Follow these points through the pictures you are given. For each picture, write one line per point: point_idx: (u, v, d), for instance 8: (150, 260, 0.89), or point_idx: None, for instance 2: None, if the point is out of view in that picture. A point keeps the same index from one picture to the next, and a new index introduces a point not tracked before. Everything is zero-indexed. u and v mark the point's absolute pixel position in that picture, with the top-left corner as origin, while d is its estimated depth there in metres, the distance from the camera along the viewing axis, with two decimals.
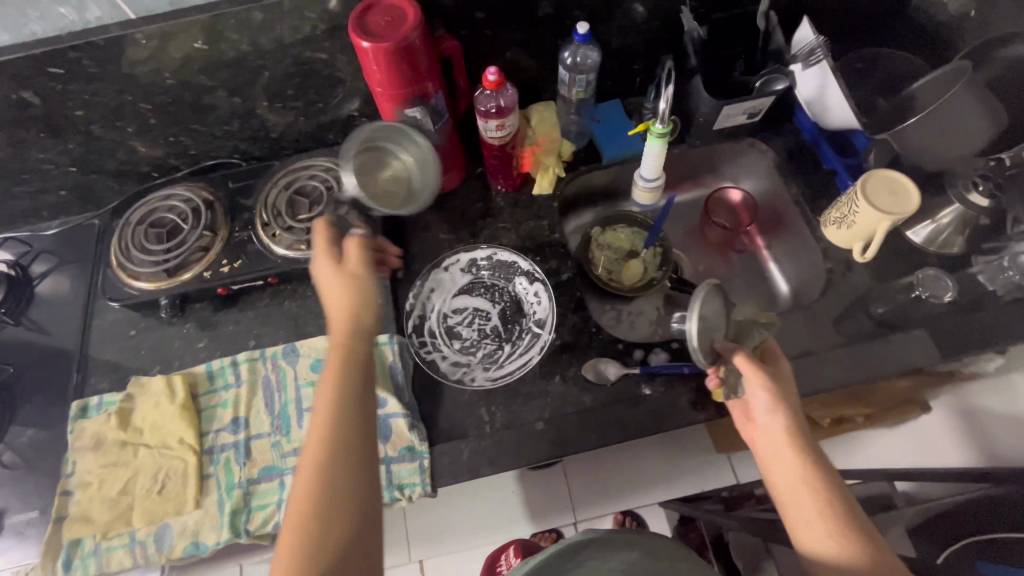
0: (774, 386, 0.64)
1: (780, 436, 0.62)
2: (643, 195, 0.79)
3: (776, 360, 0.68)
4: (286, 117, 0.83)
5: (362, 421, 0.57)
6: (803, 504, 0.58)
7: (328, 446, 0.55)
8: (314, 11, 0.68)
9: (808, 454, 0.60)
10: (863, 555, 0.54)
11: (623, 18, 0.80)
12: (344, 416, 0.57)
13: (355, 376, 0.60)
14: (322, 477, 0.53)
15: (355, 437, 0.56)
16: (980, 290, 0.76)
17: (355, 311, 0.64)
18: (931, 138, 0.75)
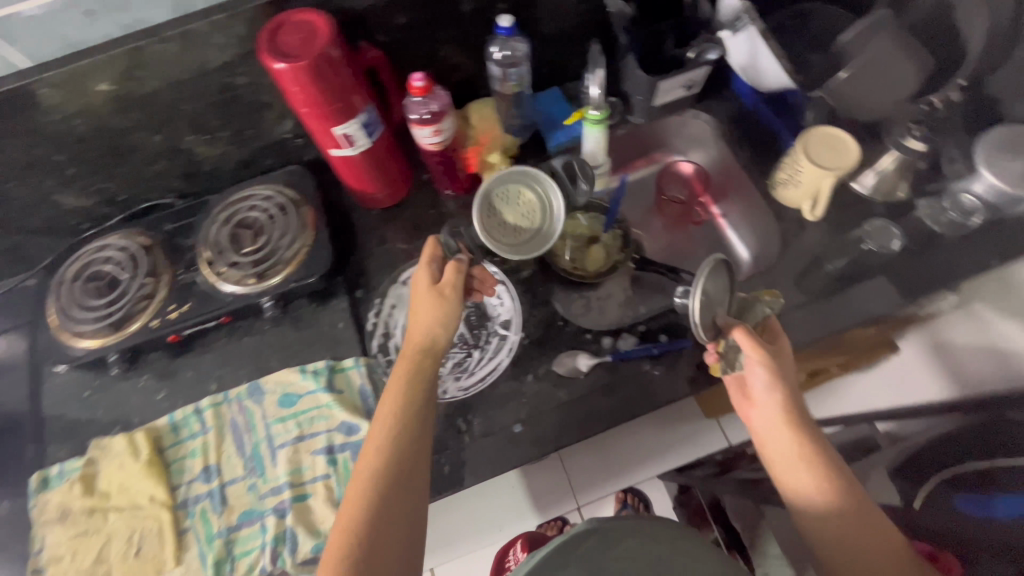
0: (774, 363, 0.65)
1: (777, 413, 0.64)
2: (591, 181, 0.80)
3: (774, 332, 0.69)
4: (216, 148, 0.79)
5: (419, 443, 0.61)
6: (799, 474, 0.61)
7: (388, 465, 0.58)
8: (223, 36, 0.65)
9: (801, 428, 0.63)
10: (859, 518, 0.59)
11: (549, 5, 0.78)
12: (404, 436, 0.60)
13: (418, 397, 0.63)
14: (379, 492, 0.57)
15: (412, 456, 0.60)
16: (930, 233, 0.78)
17: (432, 329, 0.64)
18: (860, 89, 0.77)
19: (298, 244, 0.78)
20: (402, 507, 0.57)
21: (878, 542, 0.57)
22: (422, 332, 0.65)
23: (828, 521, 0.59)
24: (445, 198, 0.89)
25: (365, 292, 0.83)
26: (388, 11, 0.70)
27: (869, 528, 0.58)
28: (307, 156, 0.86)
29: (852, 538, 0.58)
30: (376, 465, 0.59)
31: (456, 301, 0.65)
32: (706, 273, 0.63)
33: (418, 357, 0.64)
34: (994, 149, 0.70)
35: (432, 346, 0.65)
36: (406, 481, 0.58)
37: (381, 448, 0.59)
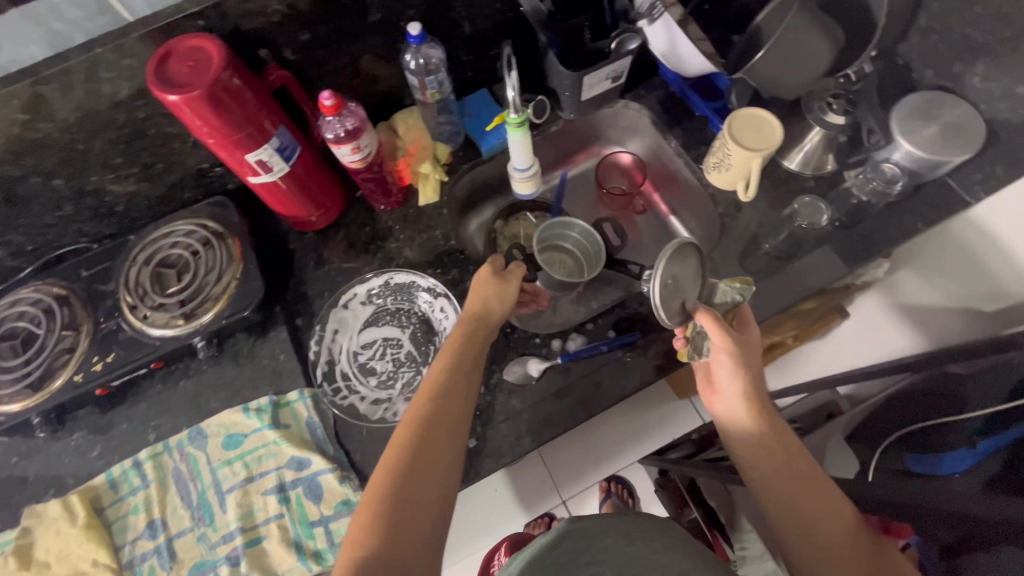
0: (739, 350, 0.64)
1: (741, 399, 0.63)
2: (523, 184, 0.78)
3: (745, 317, 0.68)
4: (126, 186, 0.75)
5: (465, 404, 0.59)
6: (760, 459, 0.62)
7: (438, 414, 0.56)
8: (109, 70, 0.60)
9: (764, 415, 0.63)
10: (822, 504, 0.58)
11: (461, 8, 0.76)
12: (454, 392, 0.58)
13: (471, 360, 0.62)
14: (423, 441, 0.54)
15: (458, 412, 0.57)
16: (858, 204, 0.79)
17: (487, 306, 0.67)
18: (779, 68, 0.75)
19: (226, 279, 0.74)
20: (442, 463, 0.53)
21: (840, 529, 0.57)
22: (482, 304, 0.67)
23: (792, 509, 0.59)
24: (380, 213, 0.86)
25: (306, 320, 0.80)
26: (290, 28, 0.67)
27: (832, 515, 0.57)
28: (230, 184, 0.82)
29: (814, 524, 0.57)
30: (426, 412, 0.56)
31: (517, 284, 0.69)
32: (668, 258, 0.61)
33: (474, 325, 0.65)
34: (909, 116, 0.72)
35: (486, 318, 0.66)
36: (450, 438, 0.55)
37: (430, 398, 0.57)
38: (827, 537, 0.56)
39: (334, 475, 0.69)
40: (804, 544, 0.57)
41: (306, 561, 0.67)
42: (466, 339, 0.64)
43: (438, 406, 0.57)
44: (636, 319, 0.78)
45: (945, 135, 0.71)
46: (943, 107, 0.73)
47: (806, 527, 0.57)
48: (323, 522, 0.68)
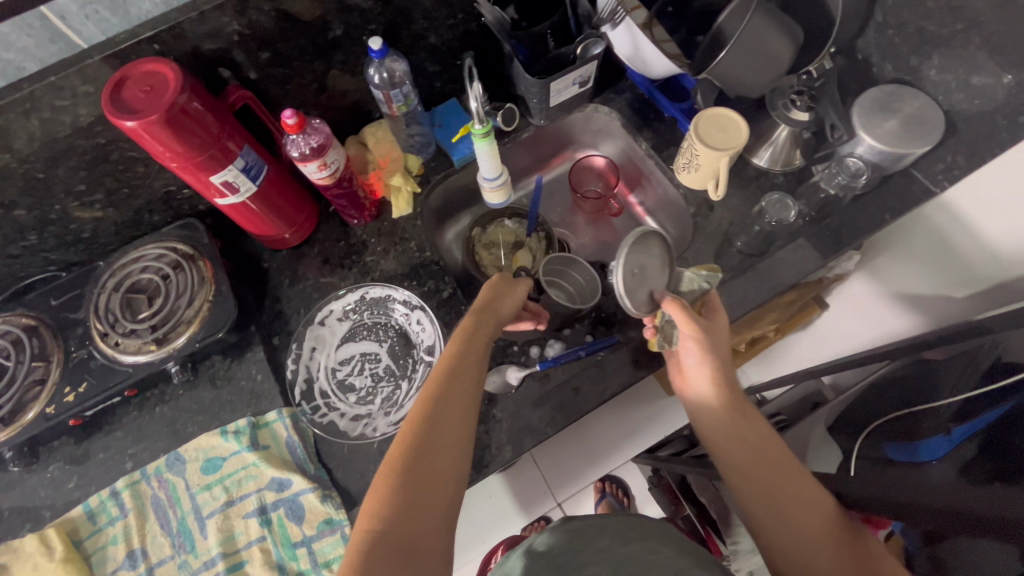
0: (706, 336, 0.66)
1: (712, 386, 0.64)
2: (494, 194, 0.78)
3: (714, 306, 0.71)
4: (93, 212, 0.74)
5: (477, 389, 0.58)
6: (731, 443, 0.62)
7: (451, 396, 0.55)
8: (64, 98, 0.60)
9: (734, 402, 0.64)
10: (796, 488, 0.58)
11: (424, 19, 0.76)
12: (467, 377, 0.58)
13: (482, 347, 0.62)
14: (435, 421, 0.53)
15: (471, 397, 0.57)
16: (826, 198, 0.80)
17: (495, 297, 0.68)
18: (743, 67, 0.75)
19: (198, 301, 0.74)
20: (455, 446, 0.53)
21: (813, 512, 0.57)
22: (492, 298, 0.67)
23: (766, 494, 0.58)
24: (354, 228, 0.85)
25: (282, 338, 0.80)
26: (250, 47, 0.67)
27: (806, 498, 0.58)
28: (200, 205, 0.82)
29: (788, 508, 0.57)
30: (438, 393, 0.55)
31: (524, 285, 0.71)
32: (629, 247, 0.66)
33: (484, 314, 0.65)
34: (869, 111, 0.73)
35: (497, 311, 0.66)
36: (463, 421, 0.55)
37: (442, 381, 0.57)
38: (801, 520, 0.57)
39: (316, 494, 0.68)
40: (779, 528, 0.57)
41: None
42: (477, 327, 0.63)
43: (454, 385, 0.56)
44: (612, 322, 0.78)
45: (905, 127, 0.72)
46: (901, 100, 0.74)
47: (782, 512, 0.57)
48: (306, 542, 0.67)
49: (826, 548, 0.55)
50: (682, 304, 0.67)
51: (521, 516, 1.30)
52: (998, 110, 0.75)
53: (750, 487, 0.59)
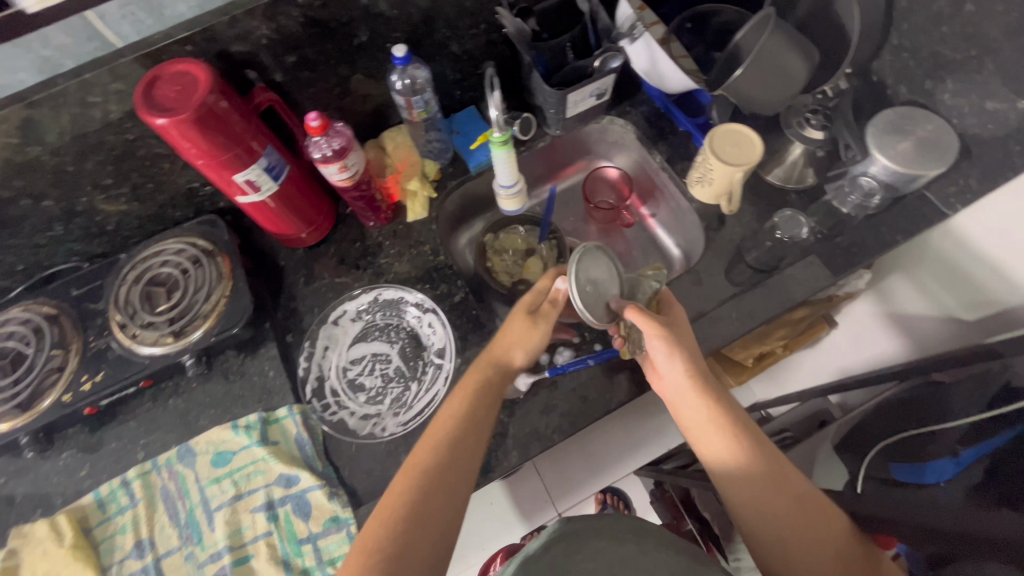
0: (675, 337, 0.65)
1: (689, 384, 0.64)
2: (509, 202, 0.80)
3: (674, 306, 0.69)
4: (117, 206, 0.76)
5: (479, 443, 0.61)
6: (710, 435, 0.62)
7: (451, 453, 0.59)
8: (96, 95, 0.61)
9: (713, 397, 0.63)
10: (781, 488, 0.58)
11: (447, 28, 0.78)
12: (468, 432, 0.61)
13: (488, 403, 0.64)
14: (434, 469, 0.57)
15: (471, 452, 0.60)
16: (838, 216, 0.80)
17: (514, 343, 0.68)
18: (760, 85, 0.76)
19: (215, 297, 0.75)
20: (450, 500, 0.56)
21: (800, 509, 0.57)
22: (502, 349, 0.67)
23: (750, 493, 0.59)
24: (369, 230, 0.87)
25: (296, 336, 0.81)
26: (278, 51, 0.69)
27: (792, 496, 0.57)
28: (220, 203, 0.84)
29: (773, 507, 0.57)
30: (439, 451, 0.59)
31: (544, 329, 0.68)
32: (577, 261, 0.66)
33: (491, 369, 0.66)
34: (884, 131, 0.73)
35: (505, 365, 0.67)
36: (461, 475, 0.58)
37: (445, 437, 0.60)
38: (787, 519, 0.56)
39: (323, 491, 0.69)
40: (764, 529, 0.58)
41: None
42: (483, 383, 0.65)
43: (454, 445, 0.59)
44: None
45: (920, 149, 0.72)
46: (916, 122, 0.74)
47: (767, 512, 0.57)
48: (311, 539, 0.68)
49: (813, 545, 0.55)
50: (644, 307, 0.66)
51: (522, 524, 1.30)
52: (1011, 136, 0.73)
53: (736, 488, 0.60)
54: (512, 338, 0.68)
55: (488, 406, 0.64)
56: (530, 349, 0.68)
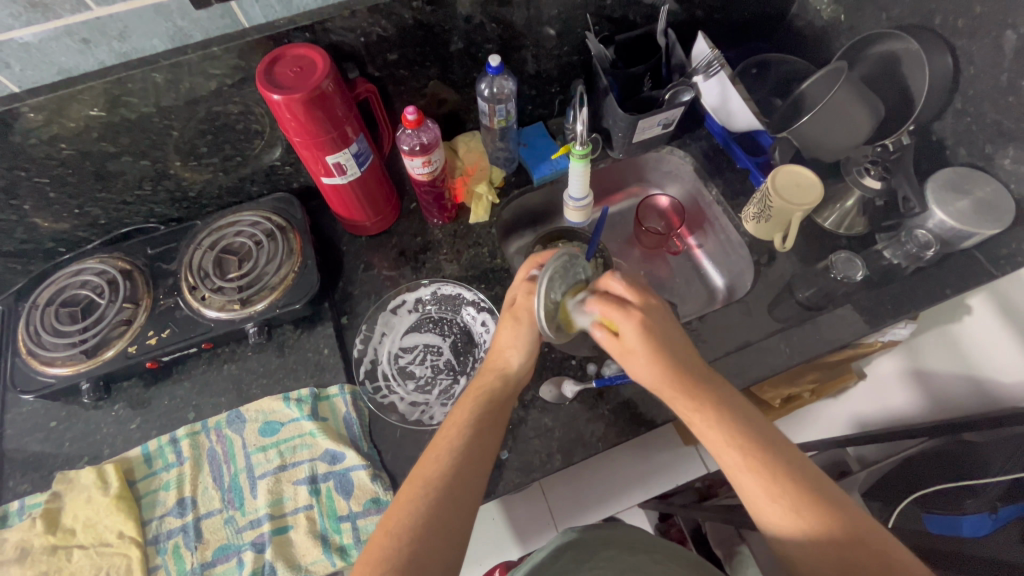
0: (638, 321, 0.58)
1: (659, 376, 0.58)
2: (575, 213, 0.87)
3: (624, 285, 0.62)
4: (203, 174, 0.80)
5: (488, 454, 0.58)
6: (705, 430, 0.55)
7: (460, 463, 0.56)
8: (217, 68, 0.66)
9: (703, 385, 0.57)
10: (778, 485, 0.51)
11: (535, 46, 0.83)
12: (478, 443, 0.58)
13: (495, 412, 0.62)
14: (445, 478, 0.55)
15: (480, 461, 0.57)
16: (889, 263, 0.82)
17: (524, 347, 0.65)
18: (824, 131, 0.81)
19: (284, 270, 0.78)
20: (459, 513, 0.53)
21: (805, 512, 0.50)
22: (499, 354, 0.66)
23: (746, 493, 0.53)
24: (432, 227, 0.90)
25: (351, 318, 0.83)
26: (382, 48, 0.74)
27: (792, 496, 0.51)
28: (295, 183, 0.87)
29: (771, 508, 0.51)
30: (447, 462, 0.56)
31: (530, 321, 0.65)
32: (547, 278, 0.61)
33: (494, 378, 0.65)
34: (943, 188, 0.77)
35: (506, 371, 0.66)
36: (469, 487, 0.55)
37: (453, 448, 0.57)
38: (783, 522, 0.50)
39: (367, 472, 0.70)
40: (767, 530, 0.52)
41: (331, 556, 0.67)
42: (489, 390, 0.63)
43: (462, 452, 0.57)
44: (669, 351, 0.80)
45: (978, 209, 0.75)
46: (974, 184, 0.78)
47: (763, 512, 0.52)
48: (351, 517, 0.68)
49: (820, 547, 0.48)
50: (600, 303, 0.60)
51: (518, 546, 1.23)
52: None
53: (747, 485, 0.52)
54: (505, 341, 0.66)
55: (495, 415, 0.62)
56: (525, 349, 0.66)
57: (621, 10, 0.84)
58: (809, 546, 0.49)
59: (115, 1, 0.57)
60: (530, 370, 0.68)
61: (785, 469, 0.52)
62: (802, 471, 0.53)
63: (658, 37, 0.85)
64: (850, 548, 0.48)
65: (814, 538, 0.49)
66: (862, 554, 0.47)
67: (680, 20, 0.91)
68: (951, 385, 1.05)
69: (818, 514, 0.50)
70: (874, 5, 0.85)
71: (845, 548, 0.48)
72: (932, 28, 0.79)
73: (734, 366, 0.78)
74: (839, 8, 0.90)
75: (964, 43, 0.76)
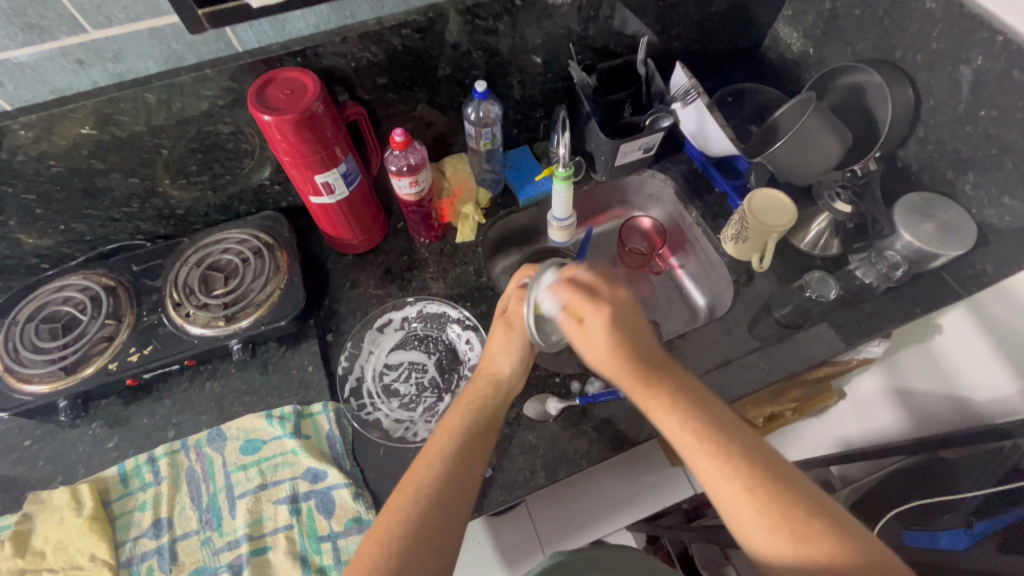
0: (607, 315, 0.57)
1: (618, 366, 0.57)
2: (559, 232, 0.89)
3: (591, 274, 0.60)
4: (192, 193, 0.81)
5: (481, 459, 0.59)
6: (661, 414, 0.56)
7: (453, 468, 0.56)
8: (210, 89, 0.68)
9: (659, 370, 0.57)
10: (732, 466, 0.51)
11: (520, 73, 0.86)
12: (471, 448, 0.59)
13: (488, 417, 0.63)
14: (437, 483, 0.55)
15: (472, 466, 0.58)
16: (862, 283, 0.85)
17: (516, 354, 0.68)
18: (796, 157, 0.85)
19: (270, 287, 0.78)
20: (451, 520, 0.53)
21: (759, 494, 0.49)
22: (492, 361, 0.68)
23: (703, 475, 0.53)
24: (419, 246, 0.91)
25: (337, 335, 0.84)
26: (371, 72, 0.76)
27: (746, 477, 0.50)
28: (284, 203, 0.89)
29: (728, 491, 0.51)
30: (438, 468, 0.56)
31: (522, 329, 0.68)
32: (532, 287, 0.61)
33: (487, 384, 0.67)
34: (909, 212, 0.80)
35: (499, 377, 0.68)
36: (462, 492, 0.55)
37: (446, 453, 0.58)
38: (741, 504, 0.50)
39: (349, 490, 0.69)
40: (728, 515, 0.51)
41: None
42: (482, 396, 0.65)
43: (453, 454, 0.58)
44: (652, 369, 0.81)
45: (942, 231, 0.79)
46: (937, 208, 0.81)
47: (722, 496, 0.51)
48: (332, 538, 0.67)
49: (773, 527, 0.48)
50: (567, 291, 0.58)
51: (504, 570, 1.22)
52: None
53: (704, 466, 0.52)
54: (498, 347, 0.69)
55: (488, 419, 0.63)
56: (517, 355, 0.68)
57: (603, 40, 0.88)
58: (770, 529, 0.48)
59: (111, 24, 0.59)
60: (521, 377, 0.70)
61: (741, 452, 0.52)
62: (760, 452, 0.52)
63: (639, 67, 0.89)
64: (801, 524, 0.48)
65: (769, 522, 0.48)
66: (817, 533, 0.47)
67: (659, 50, 0.95)
68: (935, 401, 1.01)
69: (770, 492, 0.49)
70: (840, 40, 0.91)
71: (796, 526, 0.47)
72: (893, 62, 0.84)
73: (716, 382, 0.79)
74: (807, 43, 0.97)
75: (924, 76, 0.81)
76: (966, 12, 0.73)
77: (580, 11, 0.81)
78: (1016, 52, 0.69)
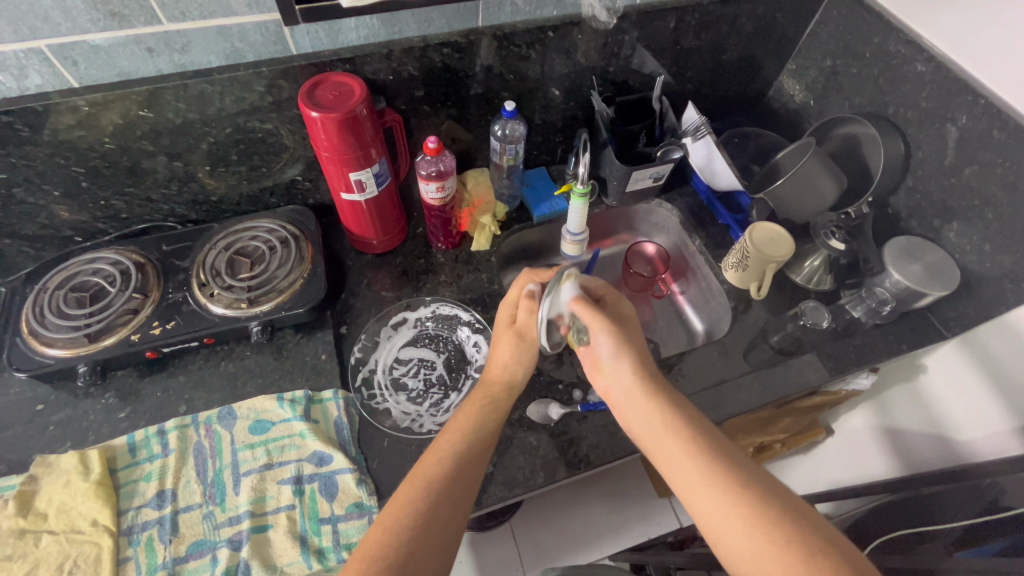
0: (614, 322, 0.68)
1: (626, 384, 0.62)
2: (571, 246, 0.93)
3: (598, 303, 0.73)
4: (228, 181, 0.85)
5: (486, 459, 0.62)
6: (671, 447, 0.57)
7: (459, 466, 0.59)
8: (261, 85, 0.73)
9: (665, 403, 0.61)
10: (745, 505, 0.50)
11: (544, 99, 0.93)
12: (478, 449, 0.62)
13: (496, 420, 0.67)
14: (448, 480, 0.57)
15: (476, 464, 0.61)
16: (851, 317, 0.91)
17: (517, 360, 0.72)
18: (795, 195, 0.92)
19: (294, 275, 0.82)
20: (455, 513, 0.56)
21: (772, 525, 0.49)
22: (504, 369, 0.72)
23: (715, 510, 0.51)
24: (436, 251, 0.96)
25: (351, 328, 0.87)
26: (410, 85, 0.82)
27: (756, 509, 0.50)
28: (312, 199, 0.93)
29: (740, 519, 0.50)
30: (448, 465, 0.59)
31: (533, 341, 0.73)
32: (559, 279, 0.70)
33: (501, 390, 0.70)
34: (898, 253, 0.86)
35: (512, 383, 0.72)
36: (465, 494, 0.57)
37: (455, 452, 0.60)
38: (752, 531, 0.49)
39: (353, 475, 0.71)
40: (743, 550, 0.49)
41: (308, 558, 0.66)
42: (494, 400, 0.69)
43: (460, 453, 0.60)
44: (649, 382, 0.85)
45: (928, 273, 0.84)
46: (924, 251, 0.87)
47: (734, 525, 0.50)
48: (332, 521, 0.68)
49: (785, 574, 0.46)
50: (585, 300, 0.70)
51: None
52: (1005, 276, 0.81)
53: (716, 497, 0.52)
54: (507, 355, 0.72)
55: (495, 423, 0.66)
56: (528, 363, 0.73)
57: (622, 75, 0.95)
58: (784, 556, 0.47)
59: (185, 19, 0.66)
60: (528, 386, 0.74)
61: (749, 485, 0.52)
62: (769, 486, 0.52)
63: (654, 102, 0.95)
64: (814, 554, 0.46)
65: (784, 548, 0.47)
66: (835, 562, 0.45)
67: (673, 90, 1.03)
68: (922, 444, 0.99)
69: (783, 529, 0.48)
70: (837, 95, 1.00)
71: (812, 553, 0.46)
72: (886, 116, 0.93)
73: (711, 400, 0.82)
74: (807, 95, 1.06)
75: (913, 131, 0.89)
76: (951, 75, 0.81)
77: (604, 47, 0.88)
78: (995, 114, 0.76)
